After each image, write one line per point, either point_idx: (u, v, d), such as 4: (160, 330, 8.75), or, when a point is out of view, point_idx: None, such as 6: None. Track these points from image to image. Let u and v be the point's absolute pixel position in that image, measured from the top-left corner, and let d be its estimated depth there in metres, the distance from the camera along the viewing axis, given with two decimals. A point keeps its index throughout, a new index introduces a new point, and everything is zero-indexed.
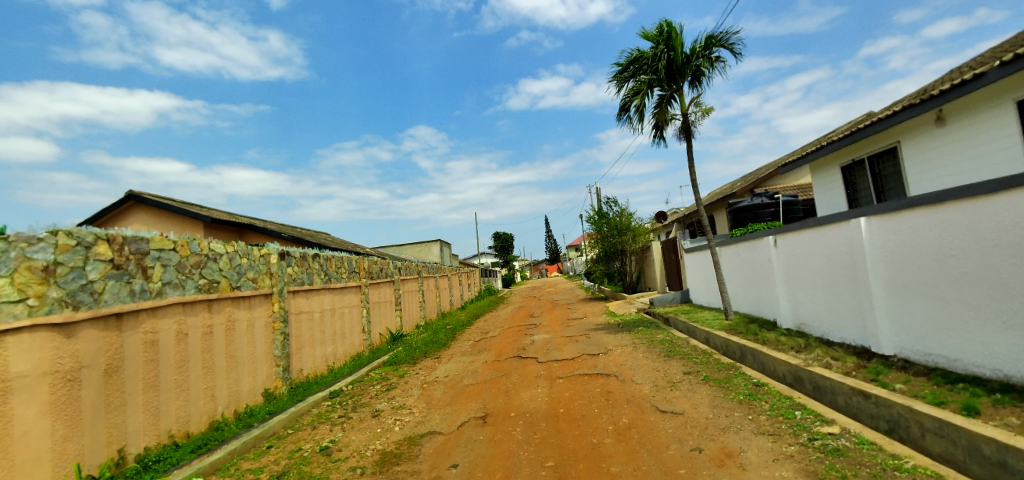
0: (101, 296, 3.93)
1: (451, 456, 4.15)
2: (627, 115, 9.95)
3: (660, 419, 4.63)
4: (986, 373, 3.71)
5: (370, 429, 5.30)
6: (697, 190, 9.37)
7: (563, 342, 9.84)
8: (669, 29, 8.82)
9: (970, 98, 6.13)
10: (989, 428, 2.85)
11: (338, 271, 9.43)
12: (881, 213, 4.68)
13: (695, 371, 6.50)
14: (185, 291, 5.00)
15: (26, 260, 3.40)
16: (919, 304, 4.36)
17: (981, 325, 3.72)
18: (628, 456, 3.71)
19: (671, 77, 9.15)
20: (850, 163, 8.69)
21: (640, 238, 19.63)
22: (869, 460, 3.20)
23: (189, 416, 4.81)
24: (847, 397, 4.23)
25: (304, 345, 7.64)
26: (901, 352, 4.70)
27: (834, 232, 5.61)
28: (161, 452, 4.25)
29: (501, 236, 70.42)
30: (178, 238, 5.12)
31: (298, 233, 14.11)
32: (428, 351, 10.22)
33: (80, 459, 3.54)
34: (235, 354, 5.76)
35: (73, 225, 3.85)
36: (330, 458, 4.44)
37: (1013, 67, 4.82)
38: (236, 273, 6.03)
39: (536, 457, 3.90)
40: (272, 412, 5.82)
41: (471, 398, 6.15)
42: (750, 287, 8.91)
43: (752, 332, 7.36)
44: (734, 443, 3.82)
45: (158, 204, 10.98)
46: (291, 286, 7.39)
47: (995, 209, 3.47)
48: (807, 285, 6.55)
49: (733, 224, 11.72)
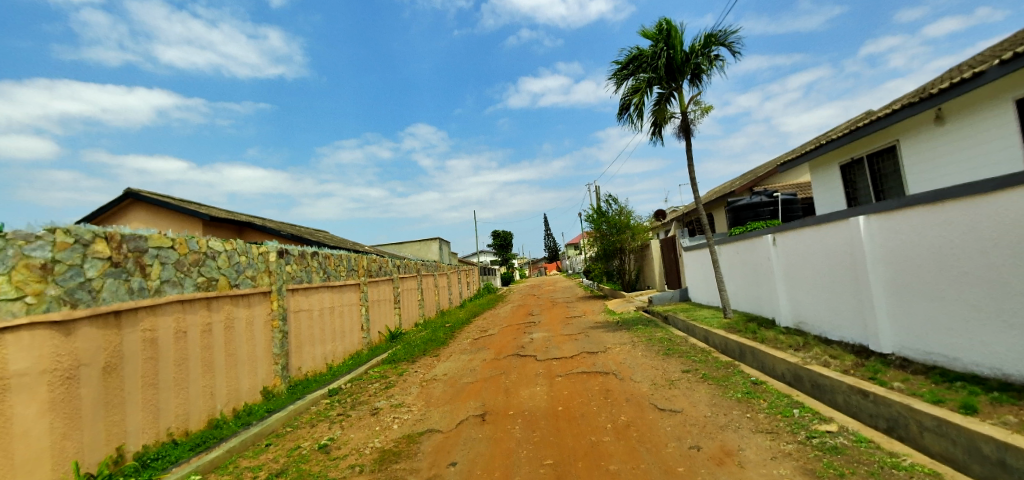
0: (100, 294, 3.93)
1: (450, 454, 4.16)
2: (627, 114, 9.94)
3: (659, 417, 4.64)
4: (985, 372, 3.71)
5: (369, 427, 5.31)
6: (696, 188, 9.36)
7: (563, 340, 9.84)
8: (668, 27, 8.80)
9: (970, 96, 6.12)
10: (987, 427, 2.85)
11: (337, 269, 9.43)
12: (881, 212, 4.68)
13: (695, 370, 6.51)
14: (184, 289, 5.00)
15: (24, 258, 3.39)
16: (918, 303, 4.36)
17: (980, 324, 3.72)
18: (627, 455, 3.72)
19: (671, 75, 9.13)
20: (850, 162, 8.68)
21: (639, 237, 19.64)
22: (868, 458, 3.20)
23: (188, 415, 4.81)
24: (846, 395, 4.23)
25: (303, 343, 7.63)
26: (900, 351, 4.70)
27: (834, 231, 5.60)
28: (160, 450, 4.25)
29: (501, 234, 70.40)
30: (176, 236, 5.12)
31: (298, 231, 14.10)
32: (427, 349, 10.23)
33: (79, 457, 3.54)
34: (234, 352, 5.76)
35: (71, 223, 3.84)
36: (329, 456, 4.44)
37: (1013, 66, 4.81)
38: (234, 271, 6.02)
39: (535, 455, 3.90)
40: (272, 411, 5.83)
41: (471, 396, 6.15)
42: (749, 285, 8.91)
43: (750, 330, 7.36)
44: (734, 441, 3.82)
45: (157, 202, 10.95)
46: (290, 284, 7.38)
47: (995, 209, 3.46)
48: (807, 284, 6.54)
49: (733, 223, 11.71)
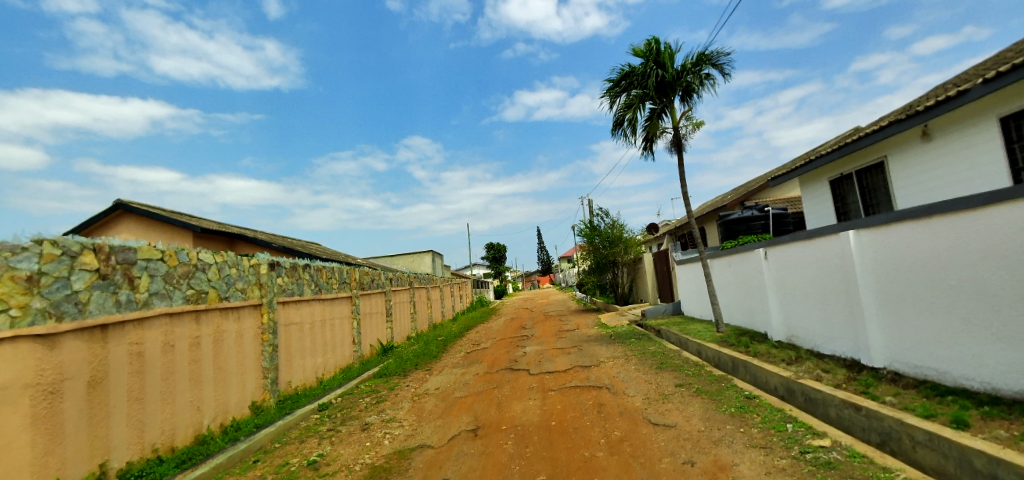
0: (86, 307, 3.88)
1: (442, 470, 4.09)
2: (621, 129, 10.04)
3: (653, 431, 4.62)
4: (975, 385, 3.74)
5: (359, 442, 5.23)
6: (689, 203, 9.42)
7: (556, 354, 9.76)
8: (657, 46, 8.98)
9: (953, 114, 6.29)
10: (978, 441, 2.87)
11: (329, 281, 9.37)
12: (870, 226, 4.74)
13: (687, 383, 6.51)
14: (173, 302, 4.94)
15: (10, 270, 3.36)
16: (908, 316, 4.40)
17: (971, 338, 3.75)
18: (622, 470, 3.68)
19: (662, 91, 9.30)
20: (839, 177, 8.83)
21: (632, 249, 19.83)
22: (862, 473, 3.19)
23: (175, 430, 4.70)
24: (839, 409, 4.23)
25: (294, 356, 7.55)
26: (891, 364, 4.72)
27: (823, 244, 5.67)
28: (144, 467, 4.14)
29: (495, 247, 71.05)
30: (166, 248, 5.08)
31: (291, 243, 14.04)
32: (419, 363, 10.14)
33: (61, 471, 3.45)
34: (223, 365, 5.67)
35: (59, 234, 3.80)
36: (319, 473, 4.36)
37: (997, 83, 4.95)
38: (224, 284, 5.96)
39: (529, 471, 3.85)
40: (260, 426, 5.74)
41: (462, 411, 6.08)
42: (743, 298, 8.89)
43: (743, 344, 7.36)
44: (727, 456, 3.80)
45: (146, 213, 10.83)
46: (281, 297, 7.32)
47: (982, 223, 3.54)
48: (798, 298, 6.58)
49: (726, 237, 11.71)
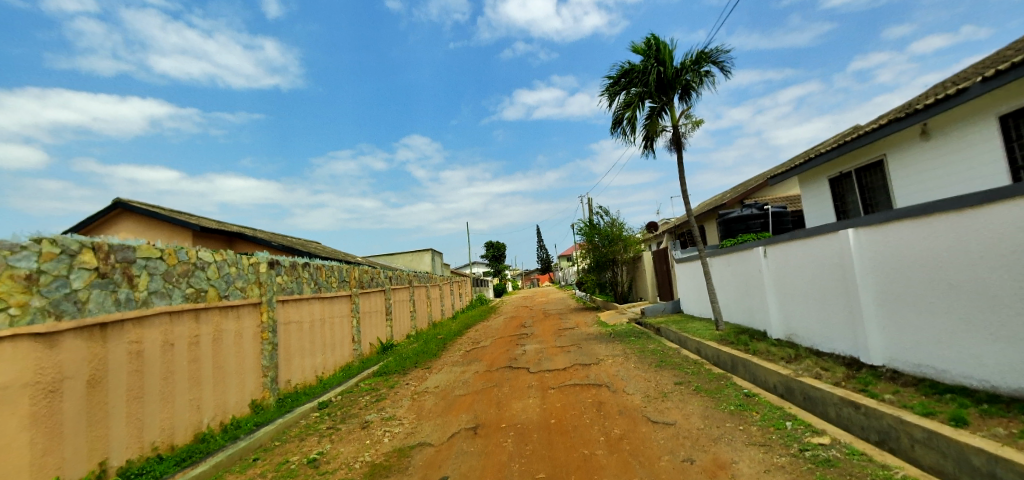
0: (86, 305, 3.87)
1: (441, 468, 4.09)
2: (620, 128, 10.04)
3: (652, 430, 4.62)
4: (974, 384, 3.75)
5: (359, 441, 5.23)
6: (688, 201, 9.42)
7: (555, 352, 9.76)
8: (657, 44, 8.98)
9: (952, 113, 6.30)
10: (977, 439, 2.87)
11: (329, 280, 9.37)
12: (870, 225, 4.74)
13: (687, 381, 6.52)
14: (172, 301, 4.94)
15: (9, 268, 3.35)
16: (907, 315, 4.40)
17: (970, 337, 3.75)
18: (621, 468, 3.68)
19: (662, 90, 9.29)
20: (839, 176, 8.84)
21: (631, 248, 19.83)
22: (861, 471, 3.20)
23: (175, 429, 4.70)
24: (838, 408, 4.24)
25: (293, 355, 7.54)
26: (890, 363, 4.72)
27: (822, 243, 5.68)
28: (144, 465, 4.15)
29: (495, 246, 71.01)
30: (165, 247, 5.08)
31: (290, 241, 14.03)
32: (419, 361, 10.13)
33: (60, 471, 3.45)
34: (222, 364, 5.67)
35: (58, 233, 3.79)
36: (319, 471, 4.36)
37: (996, 82, 4.96)
38: (224, 282, 5.96)
39: (528, 469, 3.85)
40: (260, 424, 5.74)
41: (462, 410, 6.08)
42: (742, 296, 8.90)
43: (743, 342, 7.36)
44: (727, 454, 3.81)
45: (145, 212, 10.82)
46: (280, 295, 7.32)
47: (981, 222, 3.54)
48: (797, 296, 6.59)
49: (726, 235, 11.74)
